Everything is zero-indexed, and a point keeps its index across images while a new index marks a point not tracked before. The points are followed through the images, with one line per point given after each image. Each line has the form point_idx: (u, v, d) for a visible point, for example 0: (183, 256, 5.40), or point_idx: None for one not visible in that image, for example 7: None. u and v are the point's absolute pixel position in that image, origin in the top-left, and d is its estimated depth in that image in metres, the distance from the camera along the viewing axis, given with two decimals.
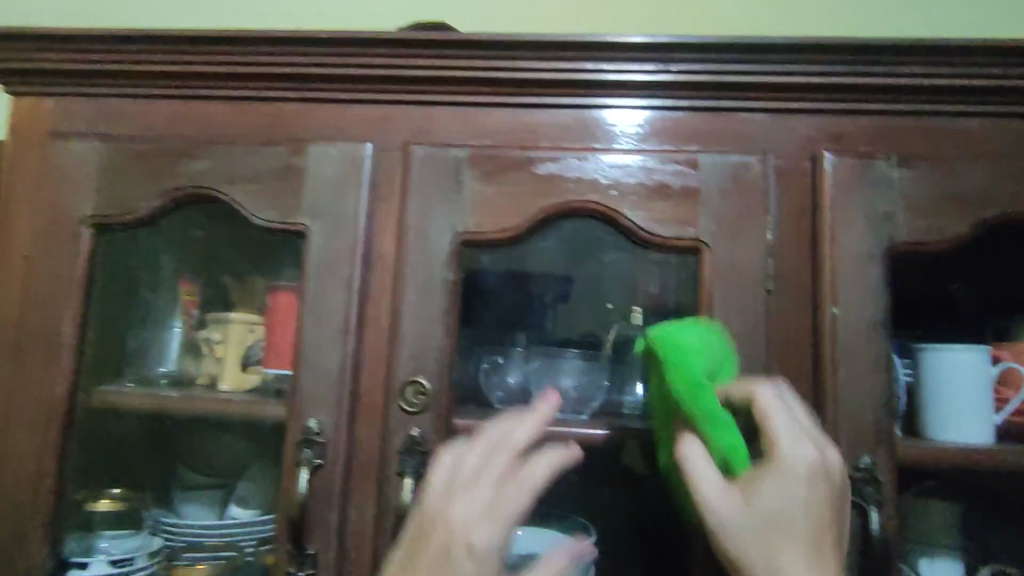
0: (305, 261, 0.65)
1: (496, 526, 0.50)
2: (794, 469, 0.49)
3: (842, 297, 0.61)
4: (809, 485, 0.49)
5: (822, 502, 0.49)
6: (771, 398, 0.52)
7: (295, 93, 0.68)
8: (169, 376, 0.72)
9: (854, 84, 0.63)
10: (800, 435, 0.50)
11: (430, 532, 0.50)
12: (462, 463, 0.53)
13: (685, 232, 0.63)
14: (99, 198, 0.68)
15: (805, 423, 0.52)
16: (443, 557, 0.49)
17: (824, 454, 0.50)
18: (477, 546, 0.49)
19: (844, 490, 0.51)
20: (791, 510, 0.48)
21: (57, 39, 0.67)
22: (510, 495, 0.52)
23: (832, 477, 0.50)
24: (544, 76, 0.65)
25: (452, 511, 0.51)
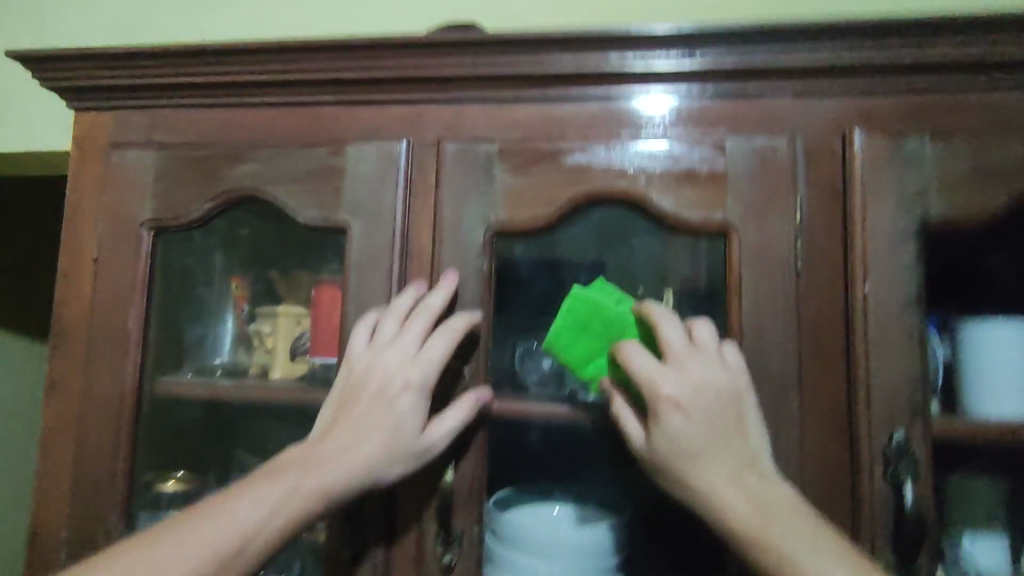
0: (347, 255, 0.69)
1: (420, 369, 0.62)
2: (671, 379, 0.57)
3: (873, 275, 0.61)
4: (693, 405, 0.56)
5: (709, 417, 0.56)
6: (669, 327, 0.60)
7: (332, 97, 0.72)
8: (224, 366, 0.78)
9: (883, 62, 0.63)
10: (688, 357, 0.58)
11: (363, 381, 0.63)
12: (383, 325, 0.65)
13: (712, 216, 0.64)
14: (156, 202, 0.73)
15: (704, 351, 0.59)
16: (374, 396, 0.62)
17: (714, 376, 0.57)
18: (403, 387, 0.62)
19: (743, 409, 0.57)
20: (667, 416, 0.57)
21: (111, 56, 0.72)
22: (430, 344, 0.63)
23: (721, 397, 0.57)
24: (571, 69, 0.66)
25: (382, 360, 0.63)
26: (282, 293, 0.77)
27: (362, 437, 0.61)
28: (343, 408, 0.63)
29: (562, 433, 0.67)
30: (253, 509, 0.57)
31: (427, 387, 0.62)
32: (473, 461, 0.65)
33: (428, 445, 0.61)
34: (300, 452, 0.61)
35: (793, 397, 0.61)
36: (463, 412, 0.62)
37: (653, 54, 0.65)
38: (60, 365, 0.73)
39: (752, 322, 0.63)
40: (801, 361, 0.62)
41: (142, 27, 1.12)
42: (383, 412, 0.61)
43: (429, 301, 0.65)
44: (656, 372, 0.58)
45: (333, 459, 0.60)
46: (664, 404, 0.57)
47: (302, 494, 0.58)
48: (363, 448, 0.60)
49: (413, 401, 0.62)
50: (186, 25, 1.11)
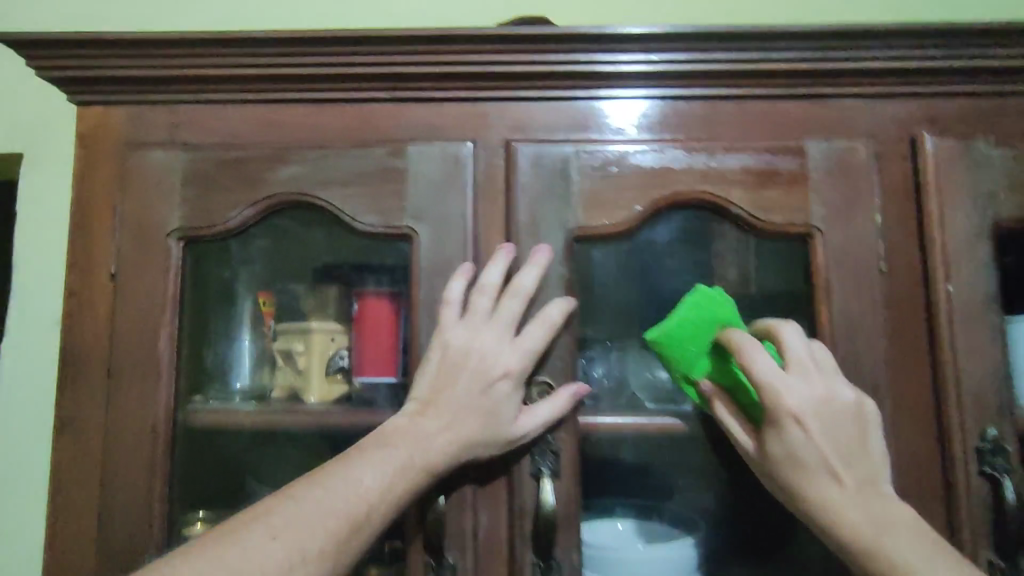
0: (413, 265, 0.64)
1: (519, 357, 0.60)
2: (797, 390, 0.57)
3: (954, 276, 0.62)
4: (817, 418, 0.57)
5: (831, 430, 0.57)
6: (794, 337, 0.60)
7: (385, 93, 0.66)
8: (245, 391, 0.69)
9: (951, 66, 0.64)
10: (811, 368, 0.58)
11: (459, 363, 0.60)
12: (474, 303, 0.62)
13: (796, 219, 0.63)
14: (185, 209, 0.65)
15: (824, 364, 0.59)
16: (471, 380, 0.60)
17: (837, 390, 0.58)
18: (503, 374, 0.60)
19: (866, 427, 0.58)
20: (789, 427, 0.57)
21: (127, 45, 0.63)
22: (527, 333, 0.61)
23: (843, 410, 0.57)
24: (647, 68, 0.64)
25: (481, 342, 0.60)
26: (307, 310, 0.70)
27: (463, 418, 0.59)
28: (439, 388, 0.60)
29: (655, 448, 0.65)
30: (376, 476, 0.55)
31: (523, 373, 0.61)
32: (566, 480, 0.62)
33: (518, 433, 0.60)
34: (402, 423, 0.59)
35: (881, 397, 0.62)
36: (558, 405, 0.61)
37: (731, 55, 0.64)
38: (76, 396, 0.64)
39: (840, 326, 0.63)
40: (885, 362, 0.63)
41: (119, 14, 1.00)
42: (481, 398, 0.60)
43: (521, 281, 0.62)
44: (783, 382, 0.57)
45: (439, 437, 0.58)
46: (789, 414, 0.56)
47: (413, 469, 0.57)
48: (467, 429, 0.59)
49: (512, 388, 0.60)
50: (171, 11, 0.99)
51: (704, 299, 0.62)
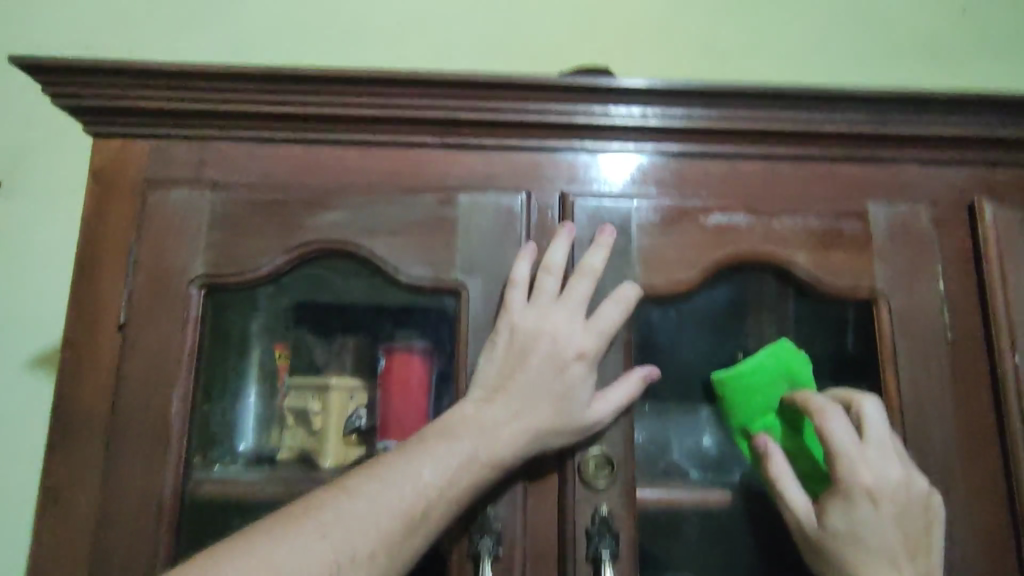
0: (462, 323, 0.59)
1: (594, 339, 0.57)
2: (873, 467, 0.54)
3: (1021, 346, 0.60)
4: (890, 500, 0.53)
5: (897, 513, 0.53)
6: (875, 411, 0.56)
7: (434, 138, 0.62)
8: (248, 456, 0.61)
9: (1007, 136, 0.64)
10: (888, 446, 0.55)
11: (529, 346, 0.57)
12: (541, 286, 0.58)
13: (861, 283, 0.61)
14: (210, 254, 0.59)
15: (898, 445, 0.56)
16: (543, 364, 0.57)
17: (910, 474, 0.54)
18: (577, 356, 0.57)
19: (929, 515, 0.54)
20: (856, 503, 0.53)
21: (159, 75, 0.58)
22: (599, 311, 0.58)
23: (913, 495, 0.54)
24: (708, 125, 0.62)
25: (552, 325, 0.57)
26: (322, 364, 0.63)
27: (535, 405, 0.56)
28: (508, 370, 0.57)
29: (718, 525, 0.60)
30: (439, 470, 0.52)
31: (597, 356, 0.58)
32: (625, 565, 0.56)
33: (591, 418, 0.56)
34: (469, 412, 0.55)
35: (956, 474, 0.59)
36: (631, 388, 0.58)
37: (794, 115, 0.62)
38: (72, 458, 0.56)
39: (910, 396, 0.60)
40: (959, 435, 0.60)
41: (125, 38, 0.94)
42: (553, 382, 0.56)
43: (589, 260, 0.59)
44: (860, 456, 0.54)
45: (506, 428, 0.55)
46: (861, 491, 0.53)
47: (477, 463, 0.53)
48: (536, 417, 0.56)
49: (586, 371, 0.57)
50: (186, 41, 0.95)
51: (785, 354, 0.60)
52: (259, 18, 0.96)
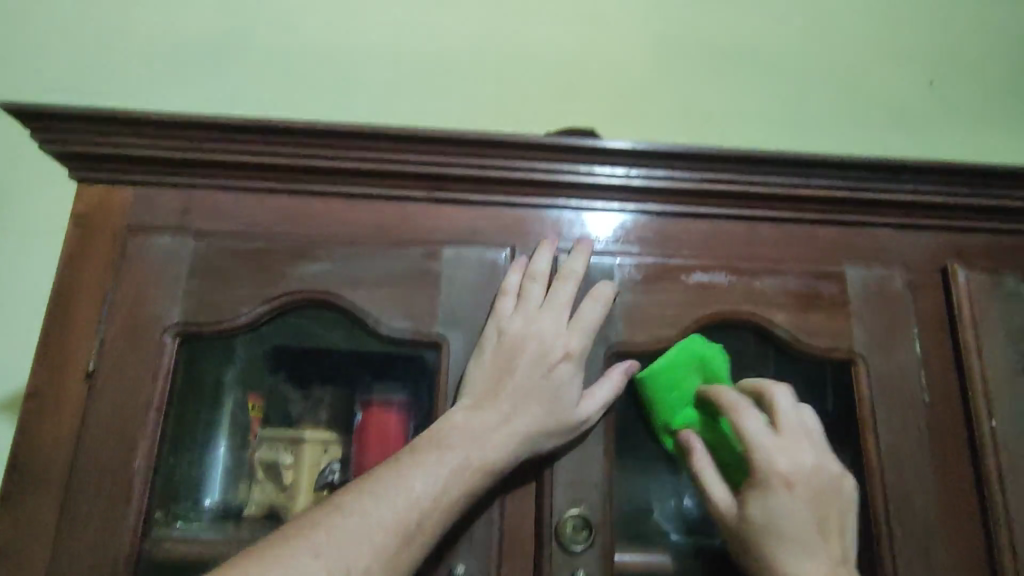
0: (443, 377, 0.58)
1: (579, 337, 0.59)
2: (786, 454, 0.56)
3: (998, 411, 0.61)
4: (803, 485, 0.55)
5: (813, 500, 0.55)
6: (786, 400, 0.58)
7: (421, 192, 0.63)
8: (214, 510, 0.58)
9: (974, 204, 0.66)
10: (800, 435, 0.57)
11: (519, 350, 0.58)
12: (527, 292, 0.60)
13: (839, 344, 0.62)
14: (187, 302, 0.58)
15: (812, 433, 0.58)
16: (532, 367, 0.57)
17: (823, 461, 0.56)
18: (564, 355, 0.58)
19: (845, 504, 0.56)
20: (774, 493, 0.54)
21: (148, 124, 0.59)
22: (584, 312, 0.59)
23: (826, 480, 0.56)
24: (688, 186, 0.64)
25: (540, 327, 0.59)
26: (296, 416, 0.62)
27: (525, 407, 0.56)
28: (498, 376, 0.57)
29: None
30: (429, 482, 0.51)
31: (584, 356, 0.59)
32: None
33: (581, 416, 0.57)
34: (459, 420, 0.54)
35: (938, 541, 0.58)
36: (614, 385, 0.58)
37: (773, 179, 0.64)
38: (24, 514, 0.53)
39: (889, 459, 0.59)
40: (940, 501, 0.59)
41: (122, 92, 0.97)
42: (543, 382, 0.57)
43: (570, 264, 0.61)
44: (772, 445, 0.56)
45: (497, 433, 0.54)
46: (777, 480, 0.54)
47: (471, 470, 0.53)
48: (526, 420, 0.56)
49: (574, 371, 0.58)
50: (180, 92, 0.97)
51: (697, 346, 0.61)
52: (254, 71, 0.98)
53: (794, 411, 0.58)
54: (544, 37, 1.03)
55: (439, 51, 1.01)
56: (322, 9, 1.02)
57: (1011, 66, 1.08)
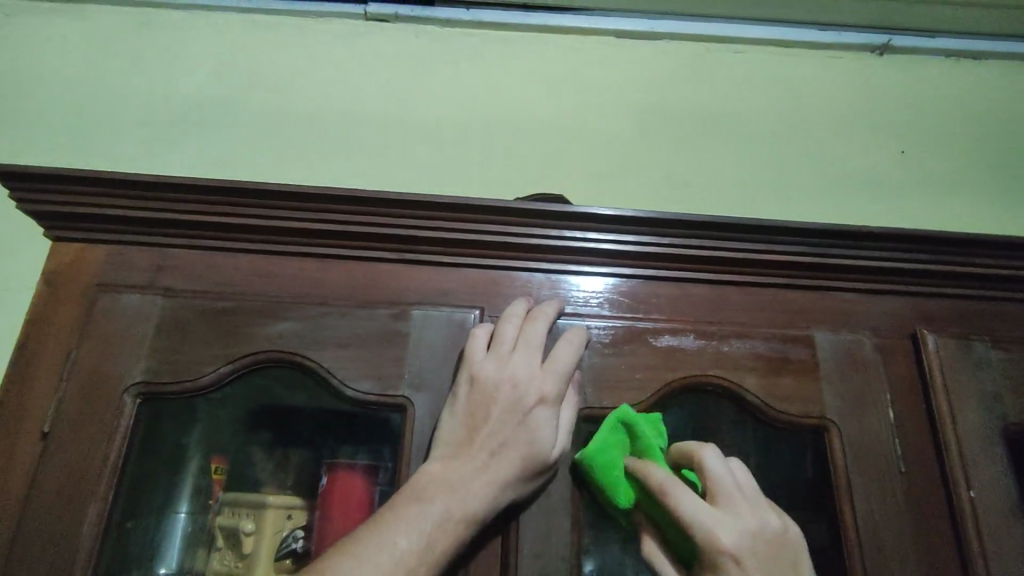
0: (406, 440, 0.57)
1: (554, 379, 0.56)
2: (729, 525, 0.50)
3: (975, 480, 0.59)
4: (752, 552, 0.49)
5: (771, 571, 0.48)
6: (715, 461, 0.54)
7: (393, 254, 0.64)
8: None
9: (938, 270, 0.67)
10: (736, 496, 0.52)
11: (493, 395, 0.56)
12: (499, 334, 0.59)
13: (810, 410, 0.61)
14: (152, 360, 0.58)
15: (749, 491, 0.53)
16: (507, 411, 0.55)
17: (768, 520, 0.51)
18: (539, 400, 0.55)
19: (799, 562, 0.51)
20: (727, 571, 0.48)
21: (126, 185, 0.60)
22: (557, 354, 0.58)
23: (774, 544, 0.50)
24: (657, 250, 0.65)
25: (512, 370, 0.57)
26: (260, 480, 0.60)
27: (502, 454, 0.53)
28: (473, 423, 0.55)
29: None
30: (401, 537, 0.48)
31: (559, 400, 0.57)
32: None
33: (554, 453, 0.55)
34: (435, 472, 0.52)
35: None
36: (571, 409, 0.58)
37: (740, 244, 0.65)
38: None
39: (867, 531, 0.57)
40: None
41: (112, 151, 0.99)
42: (518, 429, 0.54)
43: (543, 308, 0.61)
44: (711, 516, 0.50)
45: (473, 483, 0.52)
46: (722, 553, 0.49)
47: (449, 523, 0.50)
48: (499, 470, 0.53)
49: (549, 416, 0.55)
50: (169, 151, 0.99)
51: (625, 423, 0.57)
52: (243, 133, 1.01)
53: (726, 469, 0.54)
54: (524, 105, 1.07)
55: (423, 117, 1.04)
56: (312, 77, 1.07)
57: (975, 136, 1.11)
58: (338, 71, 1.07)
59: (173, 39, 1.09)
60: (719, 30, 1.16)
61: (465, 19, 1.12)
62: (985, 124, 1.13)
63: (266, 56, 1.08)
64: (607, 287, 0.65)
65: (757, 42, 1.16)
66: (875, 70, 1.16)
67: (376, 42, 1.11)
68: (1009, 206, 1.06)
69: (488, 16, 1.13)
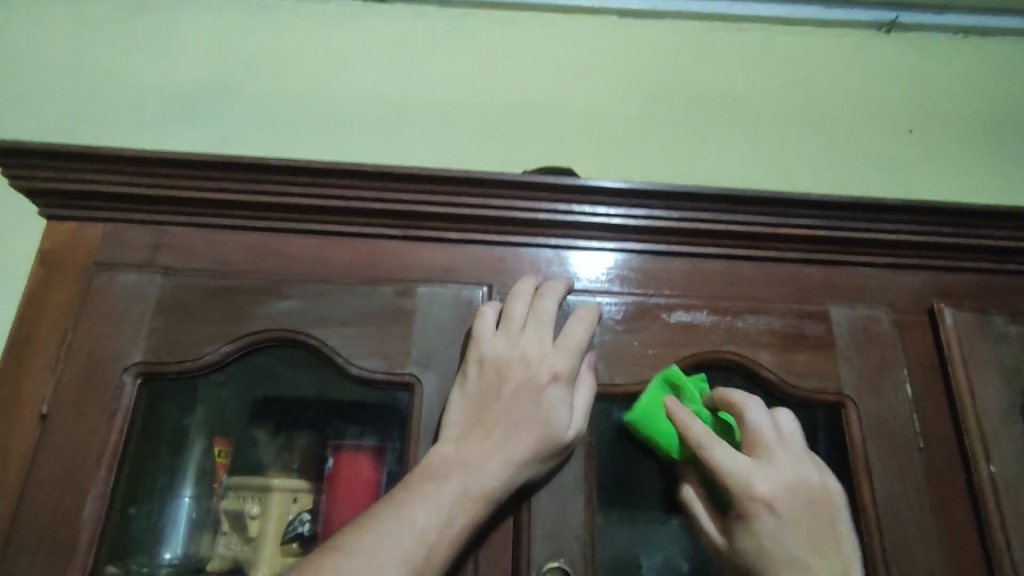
0: (414, 419, 0.55)
1: (567, 356, 0.55)
2: (765, 476, 0.52)
3: (996, 456, 0.58)
4: (786, 502, 0.51)
5: (804, 519, 0.51)
6: (758, 411, 0.56)
7: (397, 231, 0.62)
8: (172, 565, 0.55)
9: (956, 243, 0.66)
10: (774, 447, 0.54)
11: (505, 373, 0.54)
12: (508, 310, 0.57)
13: (827, 386, 0.60)
14: (152, 341, 0.57)
15: (791, 443, 0.55)
16: (521, 390, 0.54)
17: (805, 472, 0.53)
18: (552, 378, 0.54)
19: (833, 509, 0.53)
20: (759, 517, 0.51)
21: (121, 160, 0.58)
22: (569, 331, 0.57)
23: (812, 496, 0.52)
24: (668, 225, 0.63)
25: (523, 348, 0.55)
26: (265, 463, 0.59)
27: (517, 433, 0.52)
28: (484, 402, 0.53)
29: None
30: (410, 520, 0.46)
31: (573, 378, 0.55)
32: None
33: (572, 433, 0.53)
34: (446, 453, 0.51)
35: None
36: (590, 387, 0.56)
37: (755, 218, 0.63)
38: None
39: (886, 509, 0.56)
40: (942, 555, 0.55)
41: (109, 135, 0.97)
42: (532, 408, 0.53)
43: (552, 284, 0.59)
44: (745, 467, 0.53)
45: (487, 464, 0.50)
46: (757, 502, 0.51)
47: (460, 504, 0.48)
48: (512, 450, 0.51)
49: (563, 394, 0.54)
50: (165, 136, 0.97)
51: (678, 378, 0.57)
52: (240, 117, 0.99)
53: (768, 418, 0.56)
54: (526, 85, 1.05)
55: (424, 98, 1.02)
56: (309, 58, 1.04)
57: (985, 112, 1.10)
58: (336, 52, 1.05)
59: (166, 22, 1.06)
60: (724, 7, 1.13)
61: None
62: (994, 99, 1.11)
63: (262, 38, 1.06)
64: (616, 263, 0.64)
65: (763, 20, 1.14)
66: (882, 47, 1.14)
67: (374, 23, 1.08)
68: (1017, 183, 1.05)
69: None
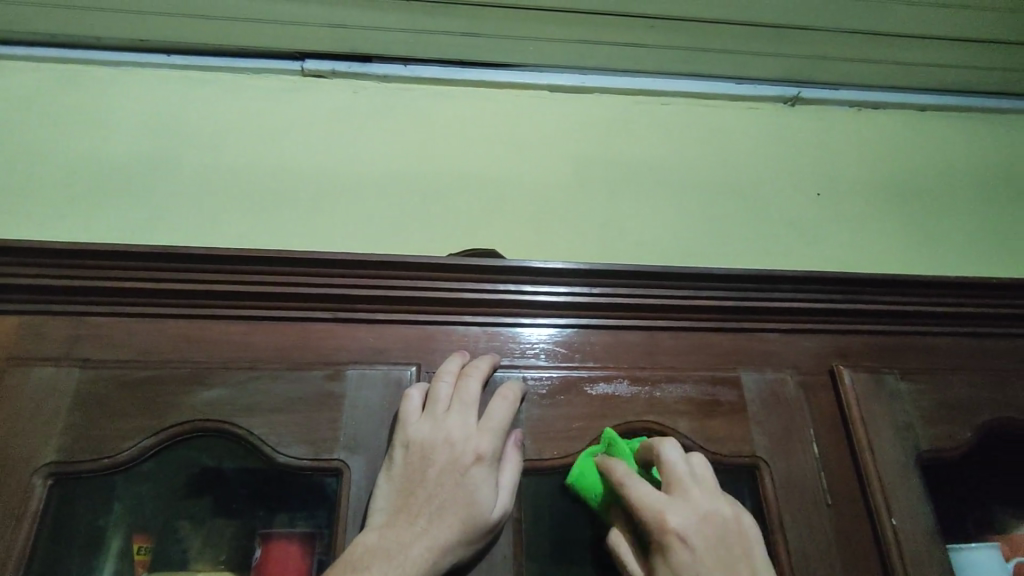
0: (343, 505, 0.55)
1: (490, 435, 0.56)
2: (677, 508, 0.52)
3: (896, 509, 0.62)
4: (701, 533, 0.50)
5: (720, 554, 0.50)
6: (674, 452, 0.56)
7: (330, 315, 0.65)
8: None
9: (845, 308, 0.74)
10: (689, 486, 0.54)
11: (430, 455, 0.55)
12: (435, 391, 0.59)
13: (743, 450, 0.63)
14: (67, 438, 0.55)
15: (705, 483, 0.55)
16: (446, 473, 0.54)
17: (719, 507, 0.53)
18: (476, 459, 0.55)
19: (747, 542, 0.52)
20: (676, 554, 0.49)
21: (55, 252, 0.61)
22: (492, 411, 0.58)
23: (725, 529, 0.52)
24: (586, 301, 0.69)
25: (447, 430, 0.56)
26: (189, 557, 0.55)
27: (442, 517, 0.52)
28: (409, 487, 0.54)
29: None
30: None
31: (496, 458, 0.56)
32: None
33: (497, 512, 0.54)
34: (373, 542, 0.51)
35: None
36: (517, 467, 0.57)
37: (660, 293, 0.70)
38: None
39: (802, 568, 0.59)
40: None
41: (16, 209, 0.89)
42: (457, 490, 0.53)
43: (477, 363, 0.62)
44: (661, 501, 0.52)
45: (413, 550, 0.50)
46: (673, 537, 0.50)
47: None
48: (441, 533, 0.51)
49: (487, 474, 0.55)
50: (84, 212, 0.91)
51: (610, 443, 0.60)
52: (171, 190, 0.95)
53: (687, 464, 0.56)
54: (461, 157, 1.06)
55: (361, 169, 1.01)
56: (247, 130, 1.04)
57: (895, 177, 1.18)
58: (273, 125, 1.05)
59: (100, 95, 1.04)
60: (646, 84, 1.21)
61: (403, 75, 1.14)
62: (900, 165, 1.20)
63: (198, 111, 1.05)
64: (544, 338, 0.67)
65: (683, 95, 1.22)
66: (792, 120, 1.23)
67: (313, 98, 1.10)
68: (932, 238, 1.11)
69: (426, 73, 1.15)
